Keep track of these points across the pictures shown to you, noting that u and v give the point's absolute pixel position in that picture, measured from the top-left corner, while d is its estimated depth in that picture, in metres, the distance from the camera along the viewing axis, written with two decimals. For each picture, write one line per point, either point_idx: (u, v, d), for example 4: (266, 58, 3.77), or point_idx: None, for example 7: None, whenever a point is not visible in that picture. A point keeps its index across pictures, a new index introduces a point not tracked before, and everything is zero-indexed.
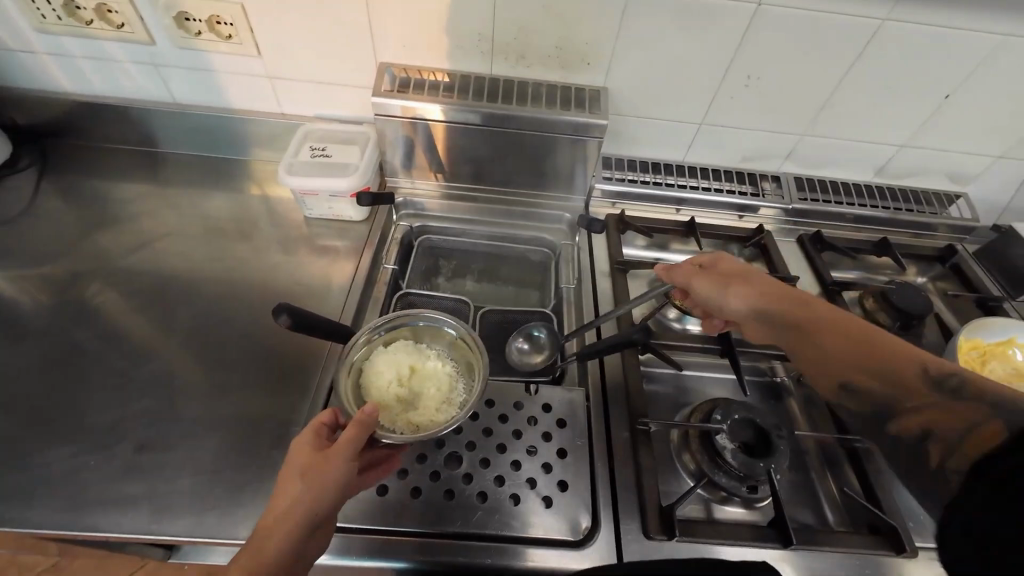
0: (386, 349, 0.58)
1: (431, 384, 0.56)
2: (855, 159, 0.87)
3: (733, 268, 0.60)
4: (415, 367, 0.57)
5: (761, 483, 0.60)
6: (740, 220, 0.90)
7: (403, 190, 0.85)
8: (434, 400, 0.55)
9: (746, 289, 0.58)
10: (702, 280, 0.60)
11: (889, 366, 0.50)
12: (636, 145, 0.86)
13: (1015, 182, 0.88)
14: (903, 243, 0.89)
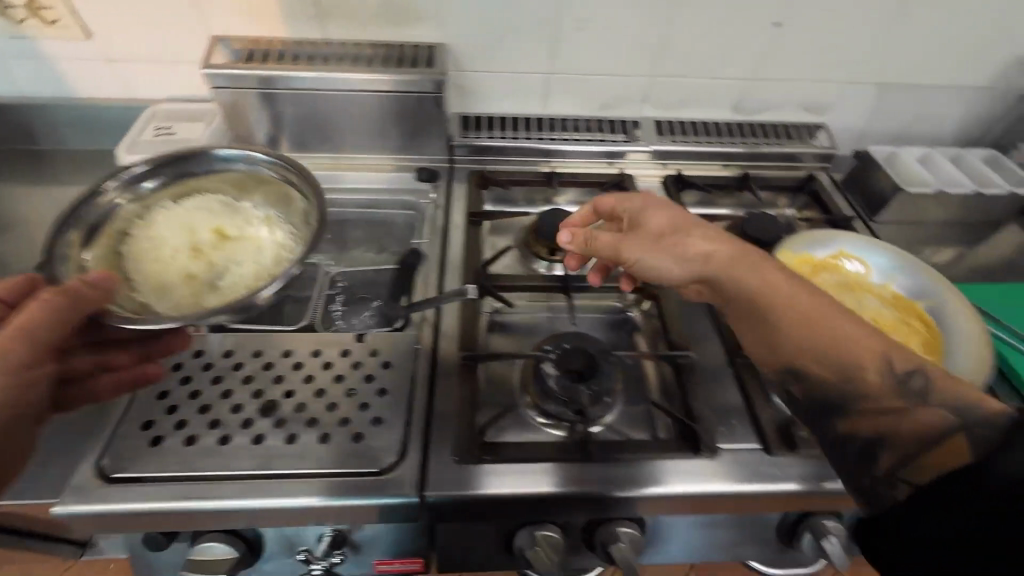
0: (190, 222, 0.61)
1: (243, 244, 0.59)
2: (709, 97, 0.88)
3: (682, 224, 0.54)
4: (223, 232, 0.60)
5: (588, 408, 0.61)
6: (609, 168, 0.90)
7: None
8: (243, 264, 0.58)
9: (683, 255, 0.52)
10: (635, 238, 0.55)
11: (831, 345, 0.42)
12: (490, 100, 0.86)
13: (868, 108, 0.90)
14: (767, 177, 0.90)
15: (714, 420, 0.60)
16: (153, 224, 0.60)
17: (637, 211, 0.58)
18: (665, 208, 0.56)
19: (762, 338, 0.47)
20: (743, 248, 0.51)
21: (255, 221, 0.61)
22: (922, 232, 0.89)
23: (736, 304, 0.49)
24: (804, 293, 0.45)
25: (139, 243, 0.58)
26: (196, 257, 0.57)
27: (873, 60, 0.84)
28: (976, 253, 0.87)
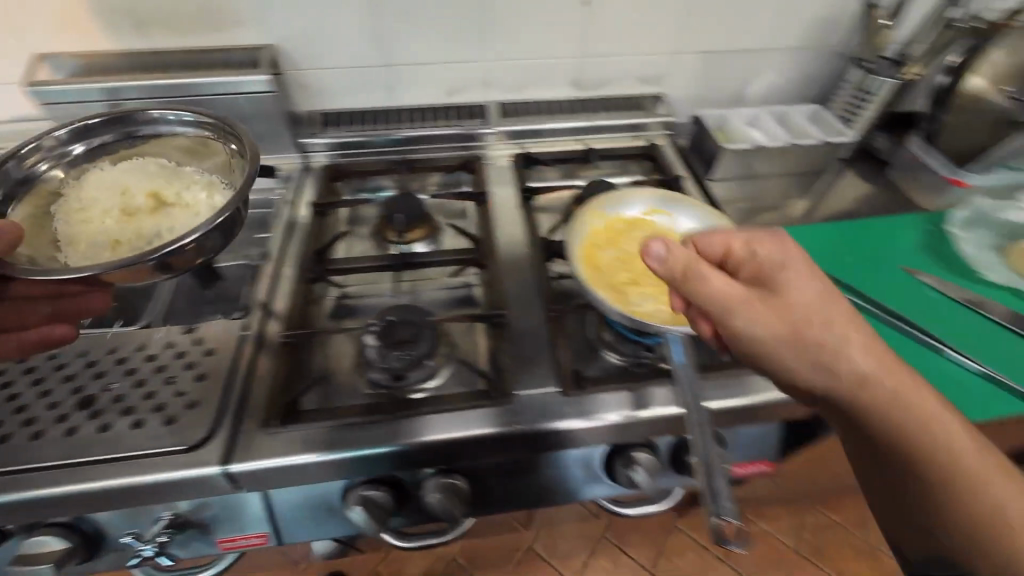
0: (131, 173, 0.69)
1: (183, 206, 0.66)
2: (547, 76, 0.93)
3: (829, 312, 0.44)
4: (156, 193, 0.67)
5: (407, 372, 0.65)
6: (468, 151, 0.94)
7: None
8: (171, 224, 0.64)
9: (836, 339, 0.43)
10: (774, 316, 0.45)
11: (932, 476, 0.41)
12: (336, 96, 0.90)
13: (699, 75, 0.95)
14: (612, 147, 0.96)
15: (521, 373, 0.64)
16: (86, 186, 0.67)
17: (781, 263, 0.47)
18: (817, 284, 0.45)
19: (867, 440, 0.44)
20: (873, 348, 0.43)
21: (193, 184, 0.68)
22: (756, 186, 0.95)
23: (844, 403, 0.44)
24: (939, 411, 0.42)
25: (71, 204, 0.65)
26: (128, 218, 0.64)
27: (689, 29, 0.89)
28: (805, 202, 0.93)
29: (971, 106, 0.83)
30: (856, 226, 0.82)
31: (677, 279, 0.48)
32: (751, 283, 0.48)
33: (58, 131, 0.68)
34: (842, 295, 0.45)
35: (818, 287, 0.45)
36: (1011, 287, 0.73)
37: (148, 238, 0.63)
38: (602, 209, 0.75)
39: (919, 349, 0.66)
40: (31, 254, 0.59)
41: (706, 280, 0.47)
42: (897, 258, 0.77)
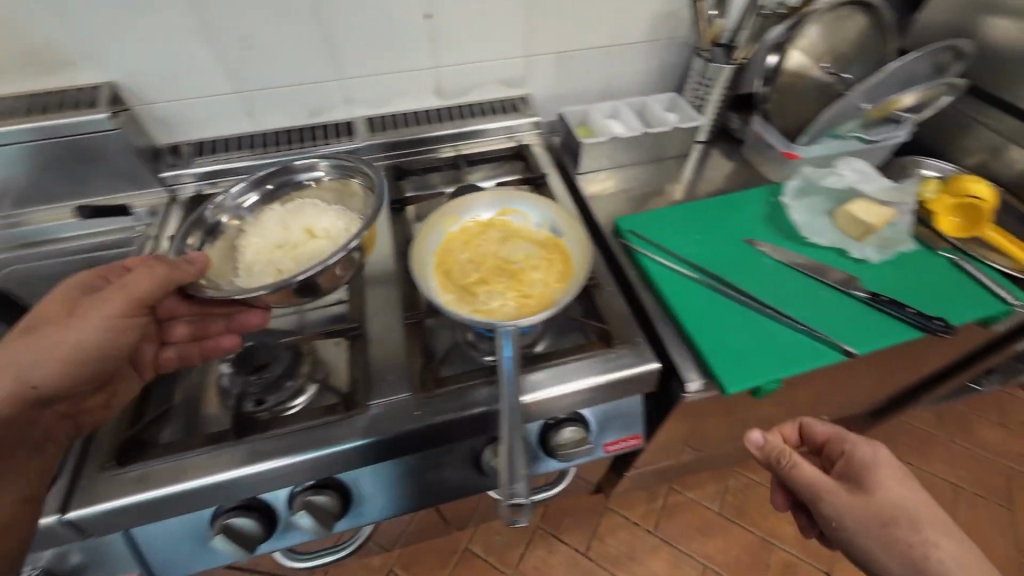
0: (284, 211, 0.75)
1: (316, 241, 0.70)
2: (409, 89, 0.95)
3: (913, 514, 0.56)
4: (309, 229, 0.72)
5: (264, 396, 0.64)
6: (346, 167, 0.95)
7: None
8: (318, 255, 0.69)
9: (936, 528, 0.56)
10: (859, 503, 0.58)
11: (945, 566, 0.53)
12: (195, 127, 0.90)
13: (558, 75, 1.00)
14: (483, 151, 0.99)
15: (374, 383, 0.66)
16: (259, 224, 0.73)
17: (868, 464, 0.60)
18: (903, 485, 0.58)
19: (881, 538, 0.56)
20: (932, 541, 0.55)
21: (335, 219, 0.73)
22: (623, 175, 1.00)
23: (883, 553, 0.56)
24: (965, 555, 0.54)
25: (251, 239, 0.72)
26: (281, 251, 0.70)
27: (538, 33, 0.92)
28: (668, 185, 0.99)
29: (794, 83, 0.93)
30: (705, 203, 0.87)
31: (766, 450, 0.63)
32: (844, 477, 0.62)
33: (236, 189, 0.74)
34: (911, 480, 0.59)
35: (893, 477, 0.59)
36: (837, 247, 0.79)
37: (302, 265, 0.68)
38: (455, 214, 0.78)
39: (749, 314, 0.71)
40: (216, 275, 0.65)
41: (799, 466, 0.62)
42: (739, 230, 0.83)
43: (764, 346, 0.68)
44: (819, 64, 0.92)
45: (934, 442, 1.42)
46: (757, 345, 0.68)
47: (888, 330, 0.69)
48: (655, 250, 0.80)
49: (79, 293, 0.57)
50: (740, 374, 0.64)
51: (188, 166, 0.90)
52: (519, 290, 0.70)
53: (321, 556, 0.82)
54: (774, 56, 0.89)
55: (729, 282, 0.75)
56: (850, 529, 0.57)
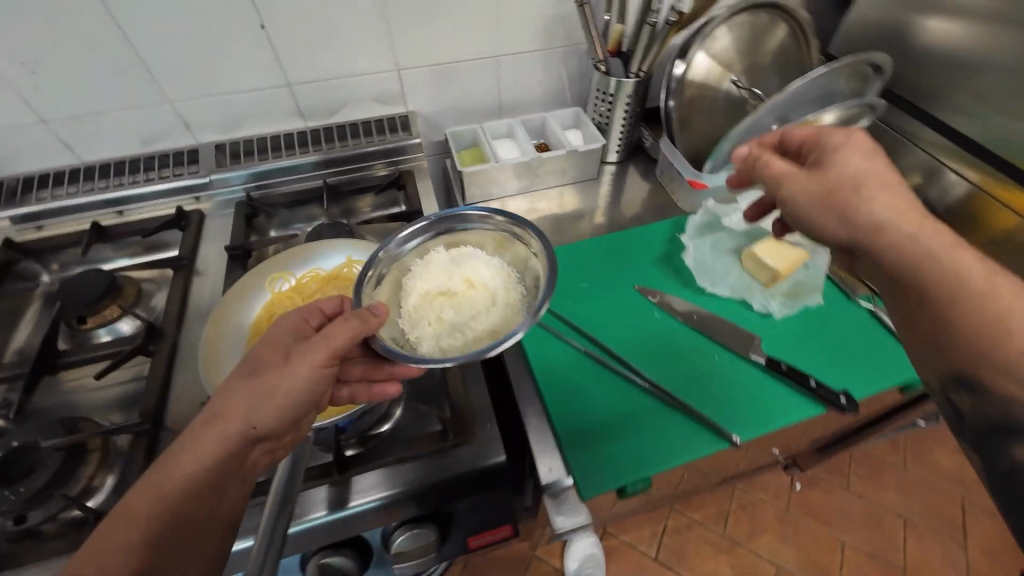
0: (459, 256, 0.60)
1: (484, 302, 0.56)
2: (261, 110, 0.82)
3: (864, 175, 0.42)
4: (470, 281, 0.58)
5: (27, 510, 0.53)
6: (199, 202, 0.83)
7: None
8: (483, 319, 0.55)
9: (887, 189, 0.41)
10: (811, 183, 0.45)
11: (902, 239, 0.39)
12: (4, 162, 0.77)
13: (440, 90, 0.87)
14: (360, 178, 0.87)
15: None
16: (427, 264, 0.59)
17: (836, 146, 0.45)
18: (865, 156, 0.43)
19: (850, 240, 0.42)
20: (882, 198, 0.41)
21: (497, 276, 0.58)
22: (518, 204, 0.88)
23: (833, 227, 0.43)
24: (904, 207, 0.41)
25: (415, 285, 0.57)
26: (445, 306, 0.56)
27: (407, 43, 0.79)
28: (569, 216, 0.87)
29: (701, 97, 0.81)
30: (597, 242, 0.76)
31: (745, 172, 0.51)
32: (813, 166, 0.46)
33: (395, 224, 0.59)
34: (878, 150, 0.43)
35: (865, 159, 0.43)
36: (738, 297, 0.68)
37: (468, 328, 0.55)
38: (291, 267, 0.65)
39: (623, 390, 0.59)
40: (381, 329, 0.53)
41: (772, 168, 0.48)
42: (631, 277, 0.71)
43: (636, 431, 0.56)
44: (728, 74, 0.80)
45: (887, 468, 1.33)
46: (627, 431, 0.57)
47: (780, 406, 0.58)
48: None
49: (294, 337, 0.47)
50: (596, 473, 0.54)
51: None
52: None
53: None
54: (678, 64, 0.77)
55: (608, 346, 0.64)
56: (823, 230, 0.44)
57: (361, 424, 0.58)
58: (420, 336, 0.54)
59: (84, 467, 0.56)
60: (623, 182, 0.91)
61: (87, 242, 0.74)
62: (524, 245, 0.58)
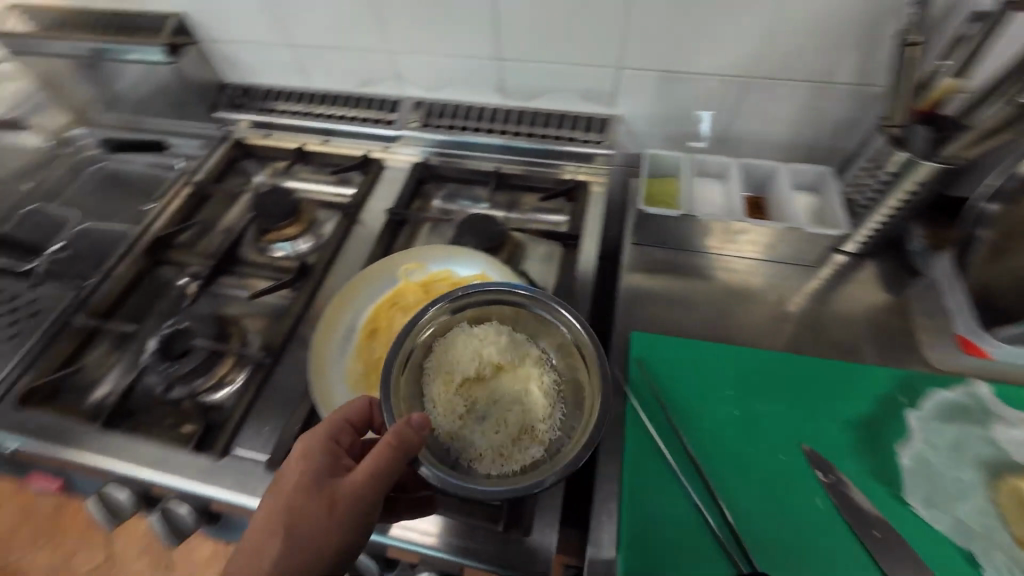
0: (488, 336, 0.51)
1: (513, 400, 0.49)
2: (466, 79, 0.79)
3: None
4: (501, 368, 0.50)
5: (172, 384, 0.62)
6: (387, 150, 0.85)
7: (79, 123, 0.94)
8: (518, 426, 0.47)
9: None
10: None
11: None
12: (254, 72, 0.87)
13: (658, 103, 0.74)
14: (535, 174, 0.80)
15: (247, 426, 0.58)
16: (453, 342, 0.50)
17: None
18: None
19: None
20: None
21: (531, 370, 0.50)
22: (694, 262, 0.73)
23: None
24: None
25: (442, 367, 0.49)
26: (475, 399, 0.49)
27: (642, 38, 0.67)
28: (751, 301, 0.69)
29: None
30: (773, 364, 0.59)
31: None
32: None
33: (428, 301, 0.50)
34: None
35: None
36: (962, 545, 0.46)
37: (503, 429, 0.47)
38: (427, 260, 0.62)
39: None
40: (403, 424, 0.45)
41: None
42: (801, 431, 0.54)
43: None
44: None
45: None
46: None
47: None
48: (651, 406, 0.57)
49: (328, 471, 0.43)
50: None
51: (241, 110, 0.89)
52: None
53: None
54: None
55: (728, 509, 0.49)
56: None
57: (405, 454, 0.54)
58: (450, 439, 0.46)
59: (219, 368, 0.64)
60: (843, 283, 0.69)
61: (291, 163, 0.82)
62: (564, 335, 0.50)
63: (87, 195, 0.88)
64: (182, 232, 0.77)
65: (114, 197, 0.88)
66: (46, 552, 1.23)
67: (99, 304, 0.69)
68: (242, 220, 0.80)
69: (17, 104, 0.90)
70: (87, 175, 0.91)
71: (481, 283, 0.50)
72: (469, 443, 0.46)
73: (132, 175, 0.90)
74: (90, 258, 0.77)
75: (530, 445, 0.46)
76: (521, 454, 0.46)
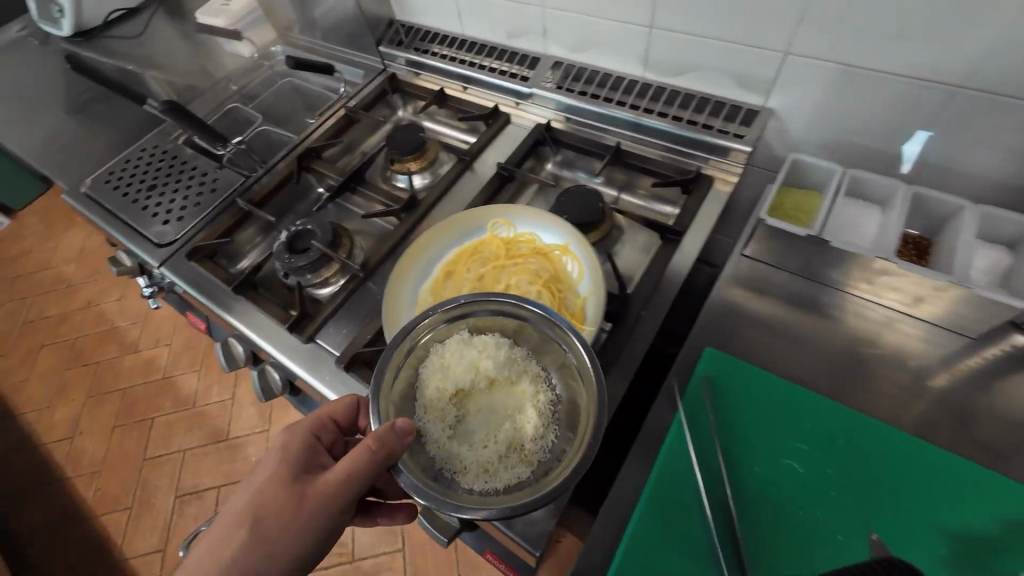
0: (487, 346, 0.50)
1: (507, 416, 0.47)
2: (611, 44, 0.75)
3: None
4: (497, 381, 0.49)
5: (290, 273, 0.74)
6: (517, 107, 0.86)
7: (282, 40, 1.11)
8: (507, 445, 0.46)
9: None
10: None
11: None
12: (420, 13, 0.93)
13: (826, 103, 0.63)
14: (657, 157, 0.75)
15: (332, 324, 0.67)
16: (452, 350, 0.49)
17: None
18: None
19: None
20: None
21: (525, 388, 0.49)
22: (811, 292, 0.63)
23: None
24: None
25: (438, 376, 0.48)
26: (467, 412, 0.48)
27: (828, 19, 0.56)
28: (869, 356, 0.58)
29: None
30: (866, 431, 0.49)
31: None
32: None
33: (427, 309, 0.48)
34: None
35: None
36: None
37: (494, 446, 0.46)
38: (518, 220, 0.63)
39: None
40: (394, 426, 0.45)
41: None
42: (871, 514, 0.46)
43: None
44: None
45: None
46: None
47: None
48: (700, 427, 0.52)
49: (303, 466, 0.45)
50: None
51: (400, 47, 0.96)
52: None
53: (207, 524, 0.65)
54: None
55: (747, 560, 0.45)
56: None
57: None
58: (436, 448, 0.45)
59: (327, 270, 0.74)
60: (1016, 372, 0.54)
61: (428, 103, 0.88)
62: (565, 353, 0.48)
63: (273, 103, 1.05)
64: (327, 147, 0.88)
65: (291, 108, 1.03)
66: (195, 377, 1.59)
67: (256, 193, 0.83)
68: (378, 147, 0.89)
69: (240, 18, 1.08)
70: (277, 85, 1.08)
71: (486, 295, 0.49)
72: (455, 454, 0.45)
73: (308, 92, 1.05)
74: (261, 155, 0.92)
75: (514, 463, 0.45)
76: (507, 473, 0.44)
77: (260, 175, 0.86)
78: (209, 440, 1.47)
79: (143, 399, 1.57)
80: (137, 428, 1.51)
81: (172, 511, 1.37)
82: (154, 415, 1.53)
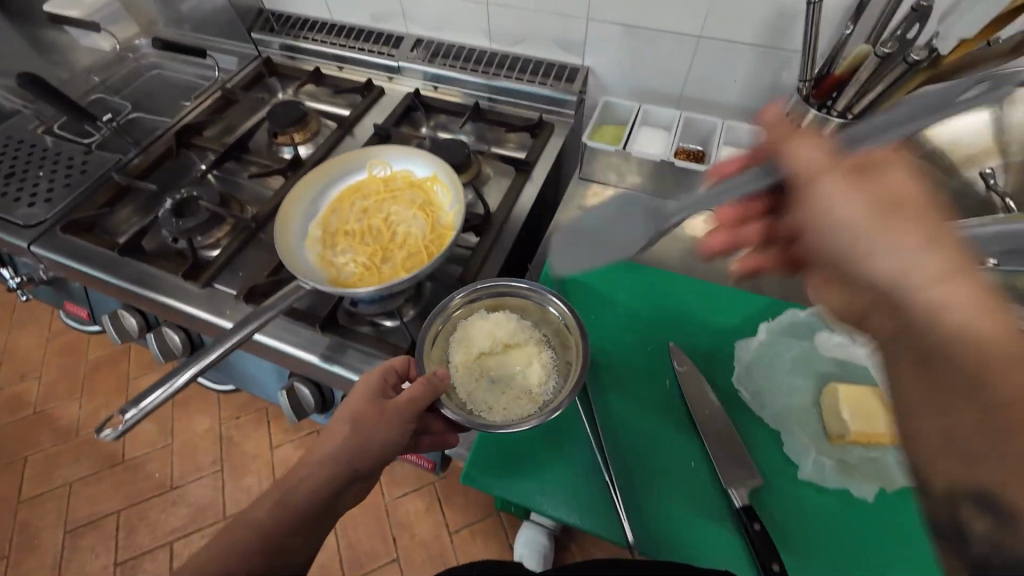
0: (499, 319, 0.60)
1: (519, 370, 0.58)
2: (459, 20, 0.89)
3: None
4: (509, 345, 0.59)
5: (178, 238, 0.77)
6: (390, 81, 0.98)
7: (146, 33, 1.11)
8: (521, 390, 0.56)
9: None
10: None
11: None
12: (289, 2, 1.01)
13: (621, 57, 0.83)
14: (510, 112, 0.90)
15: (228, 272, 0.73)
16: (472, 322, 0.60)
17: None
18: None
19: None
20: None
21: (532, 348, 0.59)
22: (632, 200, 0.82)
23: None
24: None
25: (463, 342, 0.59)
26: (487, 368, 0.58)
27: None
28: (674, 238, 0.77)
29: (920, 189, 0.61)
30: (665, 281, 0.67)
31: None
32: None
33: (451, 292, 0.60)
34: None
35: None
36: (773, 425, 0.54)
37: (510, 392, 0.56)
38: (393, 160, 0.74)
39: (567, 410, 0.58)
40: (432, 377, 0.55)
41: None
42: (671, 331, 0.62)
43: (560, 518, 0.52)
44: (978, 166, 0.58)
45: None
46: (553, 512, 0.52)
47: (715, 544, 0.49)
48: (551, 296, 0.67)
49: (385, 391, 0.52)
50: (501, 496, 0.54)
51: (272, 34, 1.02)
52: (372, 259, 0.66)
53: (150, 396, 0.52)
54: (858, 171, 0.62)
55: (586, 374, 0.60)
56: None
57: (371, 310, 0.68)
58: (467, 397, 0.55)
59: (217, 230, 0.78)
60: None
61: (305, 81, 0.95)
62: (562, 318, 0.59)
63: (144, 93, 1.05)
64: (205, 125, 0.91)
65: (165, 97, 1.04)
66: (77, 404, 1.45)
67: (134, 170, 0.84)
68: (258, 123, 0.94)
69: (97, 10, 1.02)
70: (147, 77, 1.08)
71: (498, 279, 0.60)
72: (481, 399, 0.55)
73: (182, 81, 1.07)
74: (134, 137, 0.92)
75: (526, 403, 0.55)
76: (521, 409, 0.55)
77: (136, 155, 0.87)
78: (101, 466, 1.35)
79: (12, 439, 1.40)
80: (9, 470, 1.35)
81: (61, 550, 1.24)
82: (29, 452, 1.38)
